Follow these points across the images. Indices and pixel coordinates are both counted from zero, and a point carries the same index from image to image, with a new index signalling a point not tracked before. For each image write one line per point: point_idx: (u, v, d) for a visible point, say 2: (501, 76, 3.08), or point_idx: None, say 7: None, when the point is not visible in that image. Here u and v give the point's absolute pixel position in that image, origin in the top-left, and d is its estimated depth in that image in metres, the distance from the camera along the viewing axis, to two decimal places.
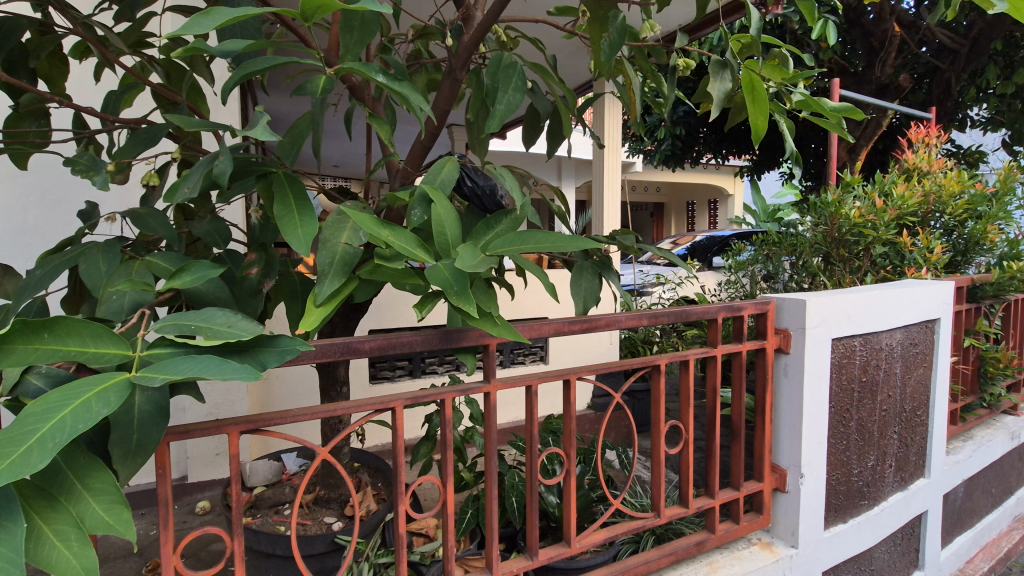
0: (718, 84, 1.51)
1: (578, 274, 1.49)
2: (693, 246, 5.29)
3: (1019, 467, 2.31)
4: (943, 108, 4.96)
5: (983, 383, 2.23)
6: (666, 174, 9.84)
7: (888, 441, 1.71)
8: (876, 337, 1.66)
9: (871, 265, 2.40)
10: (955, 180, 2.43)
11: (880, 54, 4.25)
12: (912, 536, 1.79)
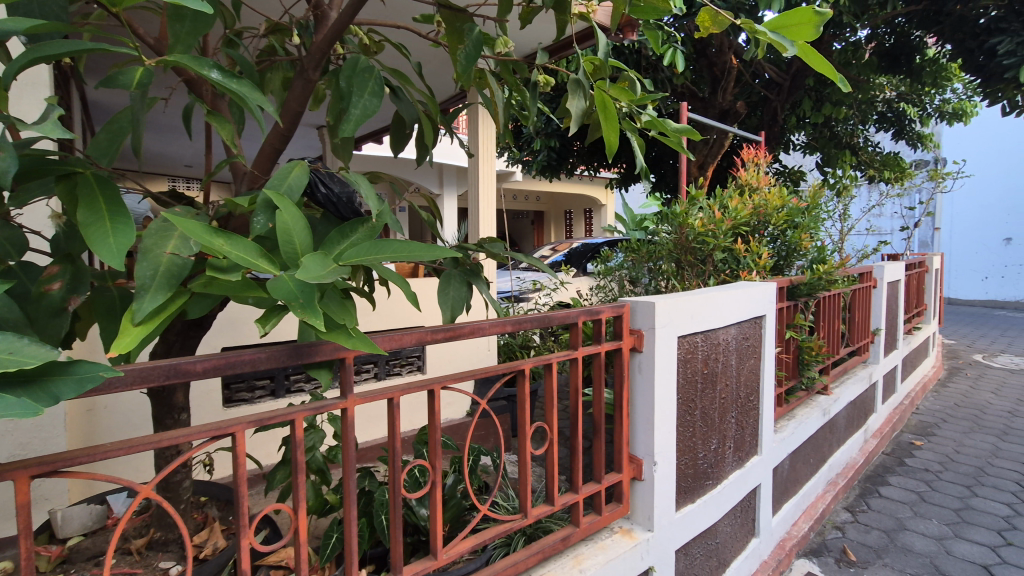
0: (575, 101, 1.60)
1: (446, 283, 1.48)
2: (569, 254, 5.56)
3: (831, 439, 2.73)
4: (772, 133, 5.76)
5: (802, 368, 2.60)
6: (544, 184, 10.24)
7: (726, 425, 1.93)
8: (714, 333, 1.87)
9: (714, 269, 2.70)
10: (778, 195, 2.82)
11: (721, 83, 4.83)
12: (749, 507, 2.04)
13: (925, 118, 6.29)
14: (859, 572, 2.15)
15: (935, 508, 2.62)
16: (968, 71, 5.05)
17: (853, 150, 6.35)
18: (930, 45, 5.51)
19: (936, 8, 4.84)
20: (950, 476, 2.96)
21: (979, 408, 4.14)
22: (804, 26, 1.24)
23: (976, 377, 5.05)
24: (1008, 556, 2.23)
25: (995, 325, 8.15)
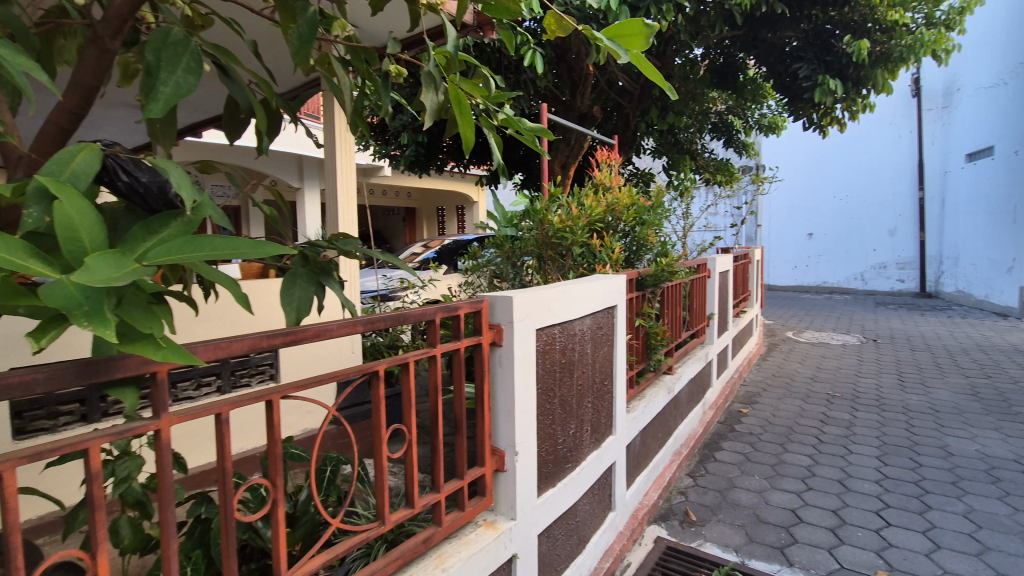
0: (431, 96, 1.58)
1: (290, 283, 1.37)
2: (441, 250, 5.53)
3: (675, 414, 3.04)
4: (625, 138, 6.26)
5: (650, 352, 2.87)
6: (414, 179, 10.06)
7: (583, 410, 2.05)
8: (571, 324, 1.97)
9: (573, 263, 2.86)
10: (627, 194, 3.06)
11: (579, 88, 5.14)
12: (605, 485, 2.19)
13: (747, 130, 7.24)
14: (699, 530, 2.43)
15: (757, 466, 3.06)
16: (778, 91, 5.93)
17: (692, 155, 7.14)
18: (750, 67, 6.36)
19: (752, 35, 5.54)
20: (768, 437, 3.47)
21: (789, 376, 4.91)
22: (636, 37, 1.36)
23: (787, 351, 5.98)
24: (809, 499, 2.68)
25: (802, 307, 9.74)
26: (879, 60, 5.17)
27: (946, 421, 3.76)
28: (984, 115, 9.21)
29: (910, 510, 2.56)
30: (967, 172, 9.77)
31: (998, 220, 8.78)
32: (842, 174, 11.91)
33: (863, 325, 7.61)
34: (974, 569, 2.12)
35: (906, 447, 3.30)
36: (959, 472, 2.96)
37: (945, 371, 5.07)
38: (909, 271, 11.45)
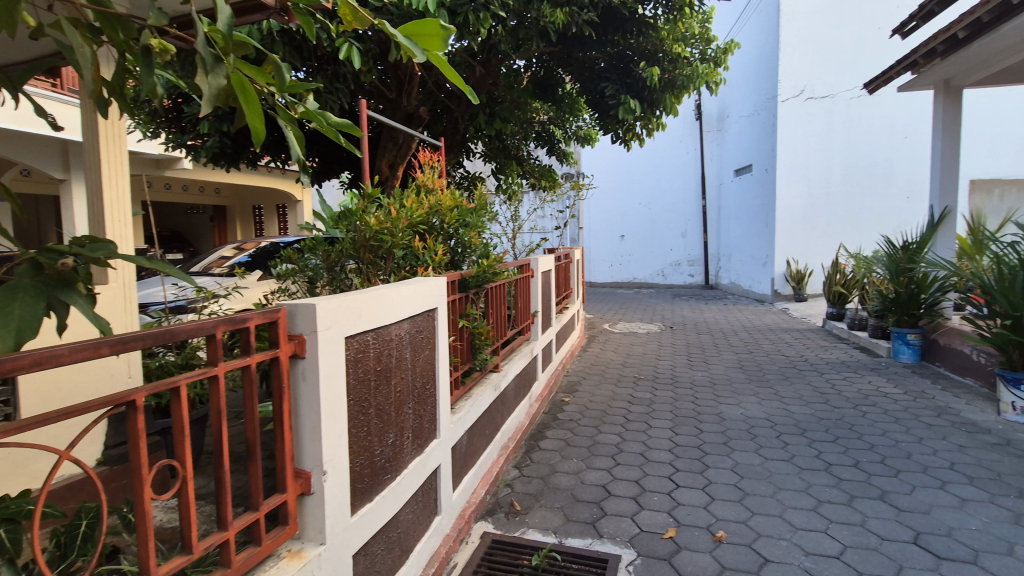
0: (210, 81, 1.35)
1: (7, 300, 1.07)
2: (256, 254, 5.04)
3: (502, 410, 3.15)
4: (454, 140, 6.35)
5: (475, 352, 2.91)
6: (223, 173, 8.96)
7: (403, 416, 2.00)
8: (385, 329, 1.90)
9: (394, 266, 2.79)
10: (450, 197, 3.08)
11: (405, 87, 5.06)
12: (429, 490, 2.17)
13: (566, 140, 7.84)
14: (523, 518, 2.54)
15: (575, 449, 3.32)
16: (591, 106, 6.53)
17: (519, 160, 7.53)
18: (566, 81, 6.90)
19: (566, 53, 6.01)
20: (585, 421, 3.80)
21: (604, 364, 5.46)
22: (433, 37, 1.38)
23: (603, 341, 6.65)
24: (617, 474, 2.99)
25: (616, 300, 10.92)
26: (667, 86, 5.96)
27: (721, 391, 4.52)
28: (746, 138, 11.27)
29: (694, 471, 3.02)
30: (735, 185, 11.88)
31: (756, 224, 10.84)
32: (646, 183, 13.64)
33: (662, 315, 8.81)
34: (737, 513, 2.56)
35: (692, 417, 3.88)
36: (729, 433, 3.58)
37: (721, 350, 6.10)
38: (697, 267, 13.57)
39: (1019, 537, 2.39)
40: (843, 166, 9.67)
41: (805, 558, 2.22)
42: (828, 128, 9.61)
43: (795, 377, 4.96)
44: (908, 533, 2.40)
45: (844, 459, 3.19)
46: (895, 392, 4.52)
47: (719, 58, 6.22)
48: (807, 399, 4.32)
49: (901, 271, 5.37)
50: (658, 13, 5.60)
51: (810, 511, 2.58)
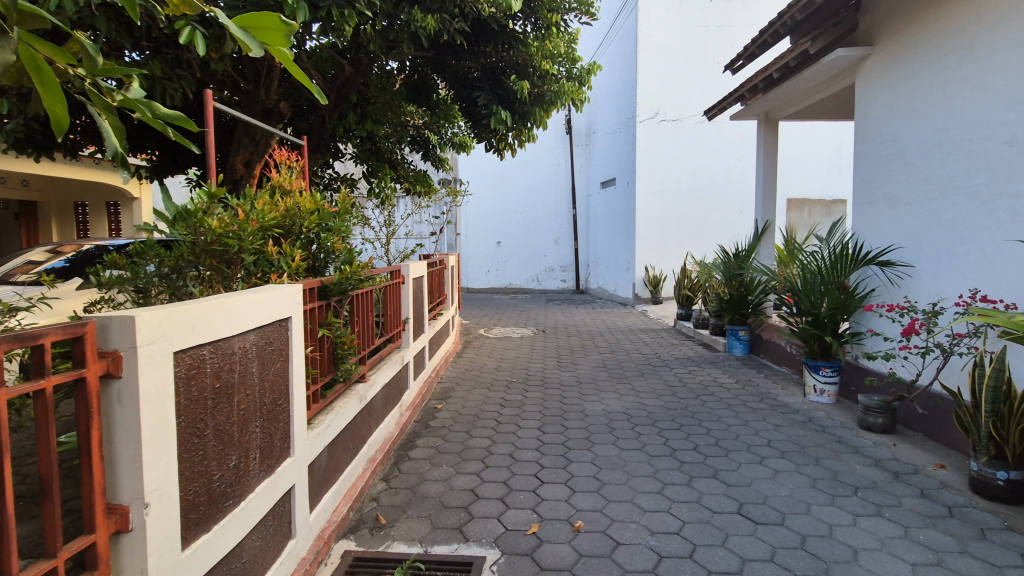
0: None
1: None
2: (75, 258, 4.39)
3: (369, 422, 3.04)
4: (321, 140, 6.03)
5: (337, 362, 2.77)
6: (34, 164, 7.59)
7: (249, 436, 1.85)
8: (226, 342, 1.75)
9: (243, 272, 2.60)
10: (309, 200, 2.92)
11: (263, 79, 4.70)
12: (282, 513, 2.03)
13: (441, 146, 7.82)
14: (387, 532, 2.48)
15: (445, 456, 3.33)
16: (464, 114, 6.59)
17: (392, 164, 7.36)
18: (440, 87, 6.90)
19: (439, 59, 6.00)
20: (457, 427, 3.82)
21: (478, 369, 5.54)
22: (275, 32, 1.30)
23: (478, 346, 6.74)
24: (485, 476, 3.05)
25: (492, 306, 11.14)
26: (536, 100, 6.20)
27: (585, 390, 4.83)
28: (610, 153, 12.18)
29: (558, 467, 3.18)
30: (601, 197, 12.78)
31: (620, 233, 11.75)
32: (520, 192, 14.14)
33: (535, 319, 9.17)
34: (594, 502, 2.75)
35: (558, 416, 4.10)
36: (591, 428, 3.83)
37: (587, 351, 6.51)
38: (568, 273, 14.35)
39: (814, 498, 2.87)
40: (690, 183, 10.81)
41: (651, 537, 2.44)
42: (678, 148, 10.72)
43: (650, 373, 5.45)
44: (733, 505, 2.76)
45: (686, 444, 3.58)
46: (729, 382, 5.18)
47: (583, 77, 6.61)
48: (658, 392, 4.77)
49: (734, 276, 6.17)
50: (527, 28, 5.80)
51: (656, 494, 2.85)
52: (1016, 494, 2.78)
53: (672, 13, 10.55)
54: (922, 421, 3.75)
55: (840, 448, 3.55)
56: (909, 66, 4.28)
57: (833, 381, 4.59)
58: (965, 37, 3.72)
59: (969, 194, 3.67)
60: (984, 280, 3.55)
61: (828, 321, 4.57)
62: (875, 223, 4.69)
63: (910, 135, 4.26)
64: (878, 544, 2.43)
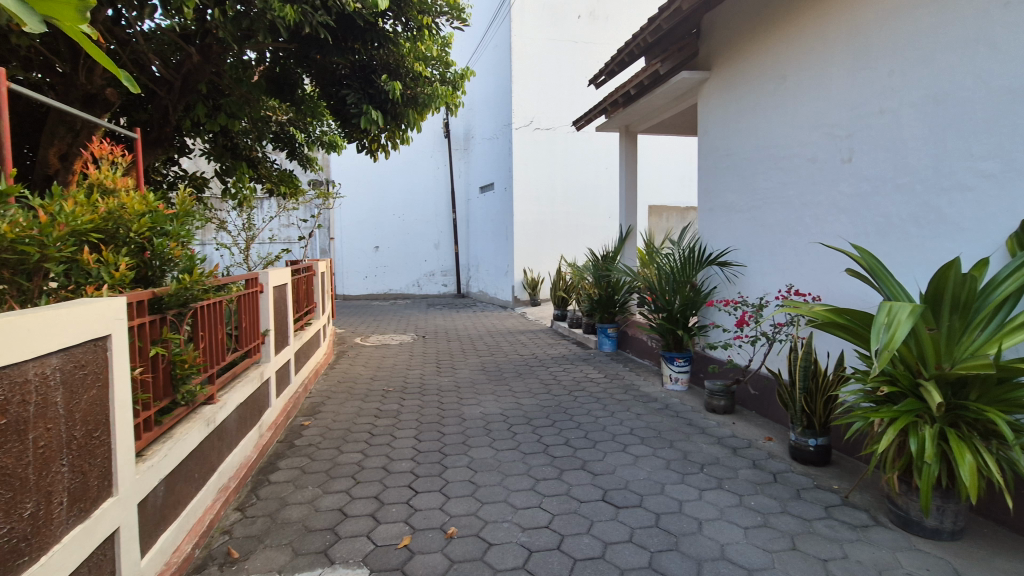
0: None
1: None
2: None
3: (219, 447, 2.75)
4: (164, 133, 5.39)
5: (176, 384, 2.46)
6: None
7: (54, 477, 1.57)
8: (16, 369, 1.46)
9: (49, 285, 2.21)
10: (138, 200, 2.56)
11: (83, 60, 4.06)
12: (103, 562, 1.76)
13: (309, 145, 7.32)
14: (240, 566, 2.26)
15: (311, 476, 3.12)
16: (332, 112, 6.28)
17: (252, 163, 6.78)
18: (306, 83, 6.50)
19: (303, 52, 5.65)
20: (326, 444, 3.61)
21: (352, 380, 5.30)
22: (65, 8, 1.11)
23: (353, 356, 6.46)
24: (355, 493, 2.90)
25: (370, 312, 10.76)
26: (408, 101, 6.03)
27: (464, 394, 4.83)
28: (488, 159, 12.39)
29: (433, 475, 3.14)
30: (480, 201, 12.94)
31: (499, 237, 12.00)
32: (398, 195, 13.84)
33: (415, 325, 9.01)
34: (468, 507, 2.75)
35: (435, 422, 4.05)
36: (467, 432, 3.84)
37: (466, 355, 6.53)
38: (449, 277, 14.33)
39: (668, 478, 3.14)
40: (564, 189, 11.36)
41: (522, 534, 2.50)
42: (551, 155, 11.20)
43: (527, 373, 5.62)
44: (599, 493, 2.93)
45: (558, 439, 3.74)
46: (598, 377, 5.52)
47: (457, 82, 6.57)
48: (534, 391, 4.93)
49: (602, 277, 6.58)
50: (398, 28, 5.65)
51: (529, 491, 2.93)
52: (822, 457, 3.29)
53: (542, 26, 11.02)
54: (754, 401, 4.30)
55: (690, 430, 3.94)
56: (738, 90, 4.90)
57: (685, 370, 5.09)
58: (779, 68, 4.34)
59: (785, 203, 4.28)
60: (797, 277, 4.16)
61: (679, 316, 5.07)
62: (716, 228, 5.29)
63: (741, 151, 4.87)
64: (719, 514, 2.73)
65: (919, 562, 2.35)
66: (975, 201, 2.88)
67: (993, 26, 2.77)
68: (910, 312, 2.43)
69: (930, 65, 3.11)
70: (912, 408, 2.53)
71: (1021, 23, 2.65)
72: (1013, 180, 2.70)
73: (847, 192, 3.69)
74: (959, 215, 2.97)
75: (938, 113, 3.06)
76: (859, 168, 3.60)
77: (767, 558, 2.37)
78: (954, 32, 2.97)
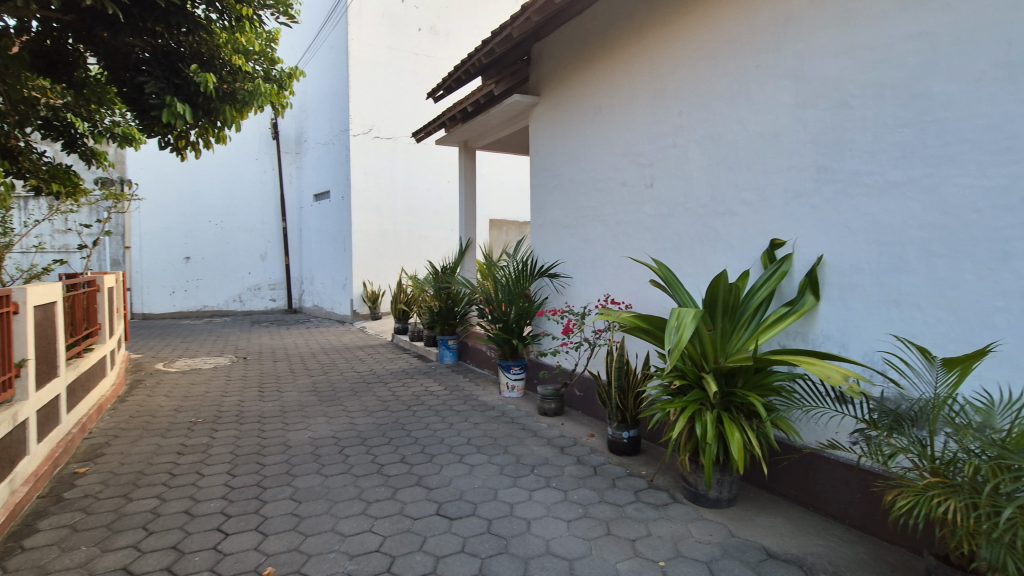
0: None
1: None
2: None
3: None
4: None
5: None
6: None
7: None
8: None
9: None
10: None
11: None
12: None
13: (94, 136, 6.17)
14: None
15: (86, 534, 2.59)
16: (124, 100, 5.39)
17: (9, 154, 5.49)
18: (88, 63, 5.46)
19: (85, 28, 4.75)
20: (109, 493, 3.03)
21: (149, 413, 4.53)
22: None
23: (152, 385, 5.55)
24: (147, 546, 2.47)
25: (179, 333, 9.38)
26: (225, 97, 5.32)
27: (290, 418, 4.45)
28: (322, 165, 11.71)
29: (249, 512, 2.82)
30: (314, 210, 12.15)
31: (335, 248, 11.39)
32: (216, 200, 12.37)
33: (235, 345, 8.09)
34: (288, 542, 2.52)
35: (254, 453, 3.66)
36: (292, 460, 3.54)
37: (296, 376, 6.04)
38: (278, 291, 13.18)
39: (501, 483, 3.25)
40: (404, 200, 11.22)
41: (350, 562, 2.37)
42: (391, 166, 11.01)
43: (363, 390, 5.38)
44: (433, 507, 2.91)
45: (393, 457, 3.64)
46: (437, 389, 5.51)
47: (283, 82, 5.93)
48: (370, 409, 4.73)
49: (442, 289, 6.60)
50: (212, 16, 5.06)
51: (359, 516, 2.79)
52: (633, 446, 3.70)
53: (381, 34, 10.83)
54: (580, 401, 4.68)
55: (523, 434, 4.14)
56: (563, 116, 5.34)
57: (520, 377, 5.35)
58: (596, 100, 4.84)
59: (602, 221, 4.77)
60: (612, 287, 4.65)
61: (515, 325, 5.31)
62: (546, 242, 5.67)
63: (566, 172, 5.30)
64: (546, 511, 2.90)
65: (705, 529, 2.76)
66: (739, 224, 3.51)
67: (750, 83, 3.42)
68: (693, 316, 2.86)
69: (707, 109, 3.73)
70: (698, 397, 2.97)
71: (768, 82, 3.31)
72: (764, 208, 3.34)
73: (650, 213, 4.24)
74: (730, 235, 3.59)
75: (714, 150, 3.67)
76: (658, 193, 4.16)
77: (585, 546, 2.57)
78: (723, 84, 3.60)
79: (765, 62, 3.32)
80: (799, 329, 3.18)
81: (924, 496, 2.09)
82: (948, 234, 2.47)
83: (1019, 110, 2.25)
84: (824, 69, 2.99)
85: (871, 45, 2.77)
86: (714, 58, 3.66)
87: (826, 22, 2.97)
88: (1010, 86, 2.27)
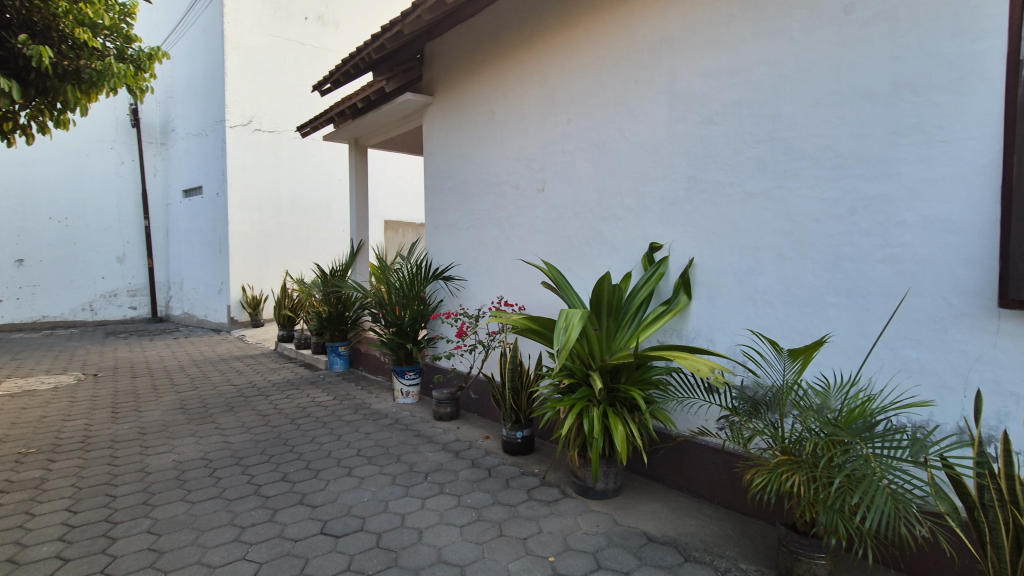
0: None
1: None
2: None
3: None
4: None
5: None
6: None
7: None
8: None
9: None
10: None
11: None
12: None
13: None
14: None
15: None
16: None
17: None
18: None
19: None
20: None
21: None
22: None
23: None
24: None
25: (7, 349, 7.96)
26: (66, 75, 4.65)
27: (151, 441, 3.96)
28: (193, 158, 10.61)
29: (94, 552, 2.46)
30: (184, 207, 10.98)
31: (209, 250, 10.38)
32: (59, 194, 10.72)
33: (84, 360, 7.05)
34: None
35: (103, 483, 3.19)
36: (151, 488, 3.14)
37: (160, 393, 5.39)
38: (140, 297, 11.73)
39: (392, 494, 3.13)
40: (290, 198, 10.49)
41: None
42: (275, 161, 10.27)
43: (240, 405, 4.93)
44: (317, 526, 2.73)
45: (273, 475, 3.37)
46: (326, 399, 5.21)
47: (141, 62, 5.13)
48: (247, 426, 4.35)
49: (331, 293, 6.26)
50: None
51: (231, 543, 2.54)
52: (527, 446, 3.76)
53: (262, 19, 10.05)
54: (476, 404, 4.68)
55: (418, 441, 4.04)
56: (456, 117, 5.32)
57: (415, 382, 5.23)
58: (489, 104, 4.87)
59: (496, 223, 4.81)
60: (506, 289, 4.70)
61: (409, 330, 5.20)
62: (441, 245, 5.60)
63: (460, 174, 5.28)
64: (438, 519, 2.85)
65: (593, 520, 2.88)
66: (622, 228, 3.72)
67: (631, 95, 3.63)
68: (580, 316, 2.96)
69: (593, 119, 3.90)
70: (585, 394, 3.08)
71: (646, 96, 3.54)
72: (644, 214, 3.57)
73: (541, 217, 4.35)
74: (614, 239, 3.78)
75: (600, 158, 3.86)
76: (549, 197, 4.28)
77: (477, 550, 2.56)
78: (607, 95, 3.79)
79: (643, 78, 3.55)
80: (674, 326, 3.43)
81: (775, 472, 2.34)
82: (795, 240, 2.80)
83: (843, 134, 2.61)
84: (694, 88, 3.26)
85: (732, 69, 3.06)
86: (598, 70, 3.84)
87: (696, 44, 3.24)
88: (840, 113, 2.62)
